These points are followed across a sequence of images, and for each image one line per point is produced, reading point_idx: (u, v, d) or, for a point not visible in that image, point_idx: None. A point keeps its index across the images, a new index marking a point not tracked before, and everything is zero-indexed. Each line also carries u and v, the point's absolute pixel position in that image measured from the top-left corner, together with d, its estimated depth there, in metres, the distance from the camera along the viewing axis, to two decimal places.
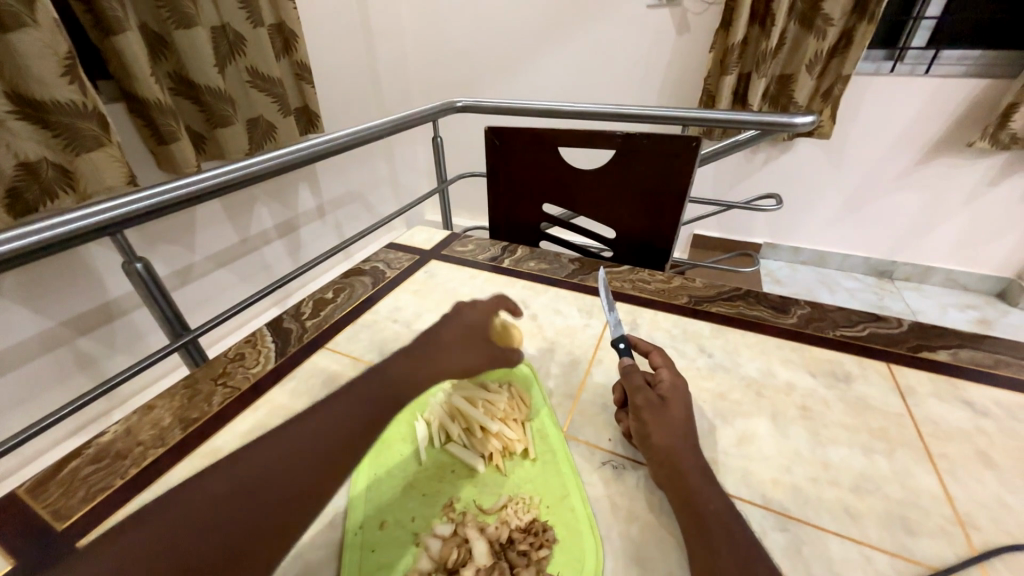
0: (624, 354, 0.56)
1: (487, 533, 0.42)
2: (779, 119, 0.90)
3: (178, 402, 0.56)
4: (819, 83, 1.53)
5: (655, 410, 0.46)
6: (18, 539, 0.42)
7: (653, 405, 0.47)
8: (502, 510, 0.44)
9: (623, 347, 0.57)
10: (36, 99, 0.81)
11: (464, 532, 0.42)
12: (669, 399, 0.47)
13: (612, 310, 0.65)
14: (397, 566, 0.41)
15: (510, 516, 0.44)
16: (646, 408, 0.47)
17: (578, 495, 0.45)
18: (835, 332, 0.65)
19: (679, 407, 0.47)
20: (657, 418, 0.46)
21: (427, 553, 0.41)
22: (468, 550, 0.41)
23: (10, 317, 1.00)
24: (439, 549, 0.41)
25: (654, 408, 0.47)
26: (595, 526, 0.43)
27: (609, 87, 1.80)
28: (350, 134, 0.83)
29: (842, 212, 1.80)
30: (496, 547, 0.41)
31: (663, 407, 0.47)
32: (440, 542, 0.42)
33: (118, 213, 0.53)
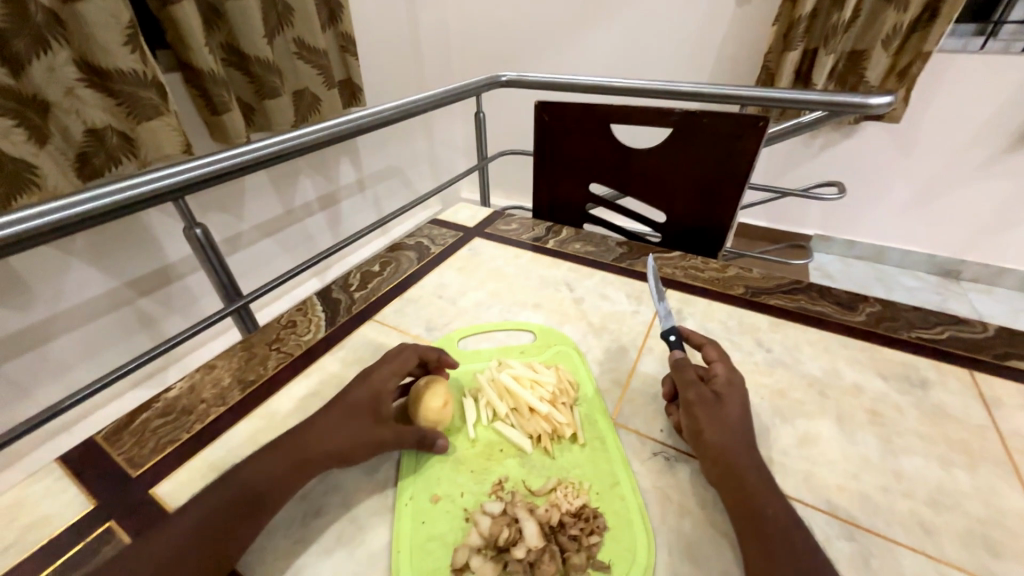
0: (675, 347, 0.53)
1: (537, 514, 0.41)
2: (848, 99, 0.81)
3: (236, 363, 0.59)
4: (894, 62, 1.39)
5: (709, 405, 0.45)
6: (99, 481, 0.45)
7: (706, 400, 0.45)
8: (551, 493, 0.44)
9: (674, 339, 0.54)
10: (102, 68, 0.84)
11: (513, 513, 0.42)
12: (724, 396, 0.45)
13: (662, 300, 0.61)
14: (448, 539, 0.41)
15: (560, 500, 0.43)
16: (698, 403, 0.45)
17: (630, 485, 0.44)
18: (910, 334, 0.61)
19: (733, 404, 0.45)
20: (710, 413, 0.44)
21: (476, 529, 0.41)
22: (518, 530, 0.40)
23: (81, 276, 1.07)
24: (489, 526, 0.41)
25: (709, 402, 0.45)
26: (647, 517, 0.42)
27: (658, 63, 1.70)
28: (396, 106, 0.83)
29: (911, 205, 1.66)
30: (547, 529, 0.40)
31: (717, 403, 0.45)
32: (490, 520, 0.41)
33: (178, 179, 0.55)
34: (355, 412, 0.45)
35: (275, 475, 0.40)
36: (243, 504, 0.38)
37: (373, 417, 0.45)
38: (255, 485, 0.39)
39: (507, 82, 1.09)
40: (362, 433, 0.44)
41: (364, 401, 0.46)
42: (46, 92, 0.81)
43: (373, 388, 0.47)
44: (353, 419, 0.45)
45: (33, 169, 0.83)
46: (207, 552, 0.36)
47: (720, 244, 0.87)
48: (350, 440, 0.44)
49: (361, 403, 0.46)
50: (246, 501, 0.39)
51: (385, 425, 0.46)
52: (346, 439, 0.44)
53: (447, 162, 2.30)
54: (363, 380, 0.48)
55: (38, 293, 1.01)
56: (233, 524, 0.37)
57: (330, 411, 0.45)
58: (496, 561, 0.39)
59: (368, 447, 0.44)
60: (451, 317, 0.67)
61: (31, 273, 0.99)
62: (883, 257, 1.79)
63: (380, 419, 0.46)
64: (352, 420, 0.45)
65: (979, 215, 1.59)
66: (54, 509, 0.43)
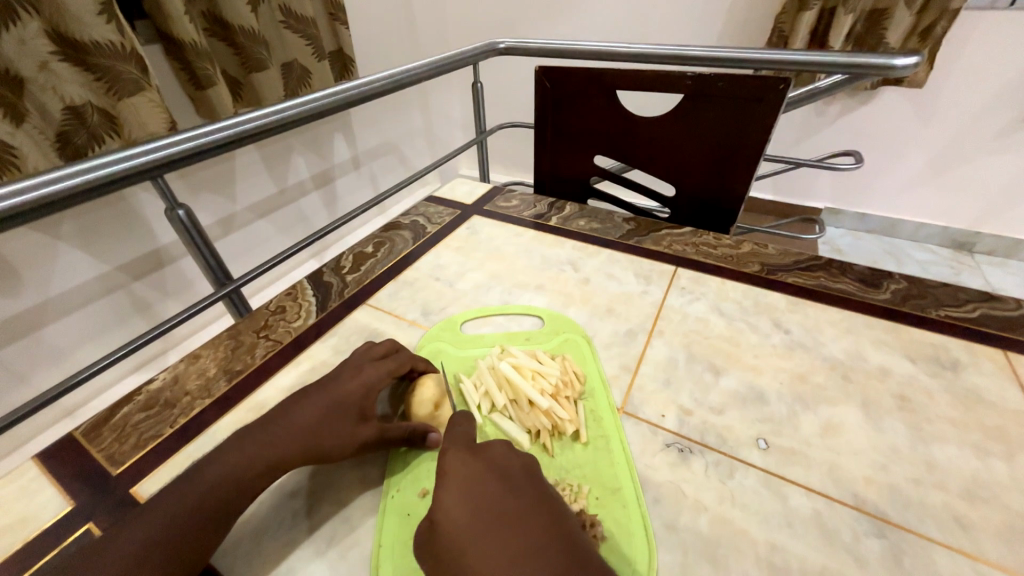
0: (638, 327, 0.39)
1: None
2: (871, 60, 0.74)
3: (222, 352, 0.55)
4: (917, 22, 1.29)
5: (461, 489, 0.35)
6: (78, 480, 0.43)
7: (461, 491, 0.35)
8: None
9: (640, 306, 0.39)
10: (76, 39, 0.78)
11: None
12: (488, 470, 0.37)
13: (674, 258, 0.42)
14: None
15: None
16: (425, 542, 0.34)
17: (633, 486, 0.41)
18: (939, 312, 0.57)
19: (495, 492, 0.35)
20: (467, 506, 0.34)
21: None
22: None
23: (70, 261, 1.03)
24: None
25: (464, 489, 0.35)
26: (649, 521, 0.39)
27: (665, 26, 1.60)
28: (389, 77, 0.76)
29: (923, 175, 1.59)
30: None
31: (471, 492, 0.35)
32: None
33: (154, 157, 0.49)
34: (337, 409, 0.43)
35: (248, 473, 0.38)
36: (212, 504, 0.36)
37: (356, 416, 0.43)
38: (226, 483, 0.37)
39: (505, 50, 1.02)
40: (343, 432, 0.42)
41: (348, 396, 0.44)
42: (18, 66, 0.76)
43: (359, 383, 0.45)
44: (333, 417, 0.42)
45: (12, 150, 0.79)
46: (171, 553, 0.34)
47: (732, 219, 0.82)
48: (331, 439, 0.41)
49: (345, 400, 0.43)
50: (216, 499, 0.36)
51: (368, 424, 0.43)
52: (327, 437, 0.41)
53: (445, 138, 2.22)
54: (346, 374, 0.46)
55: (25, 279, 0.98)
56: (198, 524, 0.35)
57: (310, 407, 0.42)
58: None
59: (348, 445, 0.41)
60: (449, 300, 0.64)
61: (16, 258, 0.95)
62: (895, 230, 1.73)
63: (362, 418, 0.43)
64: (333, 418, 0.42)
65: (999, 184, 1.50)
66: (30, 510, 0.41)
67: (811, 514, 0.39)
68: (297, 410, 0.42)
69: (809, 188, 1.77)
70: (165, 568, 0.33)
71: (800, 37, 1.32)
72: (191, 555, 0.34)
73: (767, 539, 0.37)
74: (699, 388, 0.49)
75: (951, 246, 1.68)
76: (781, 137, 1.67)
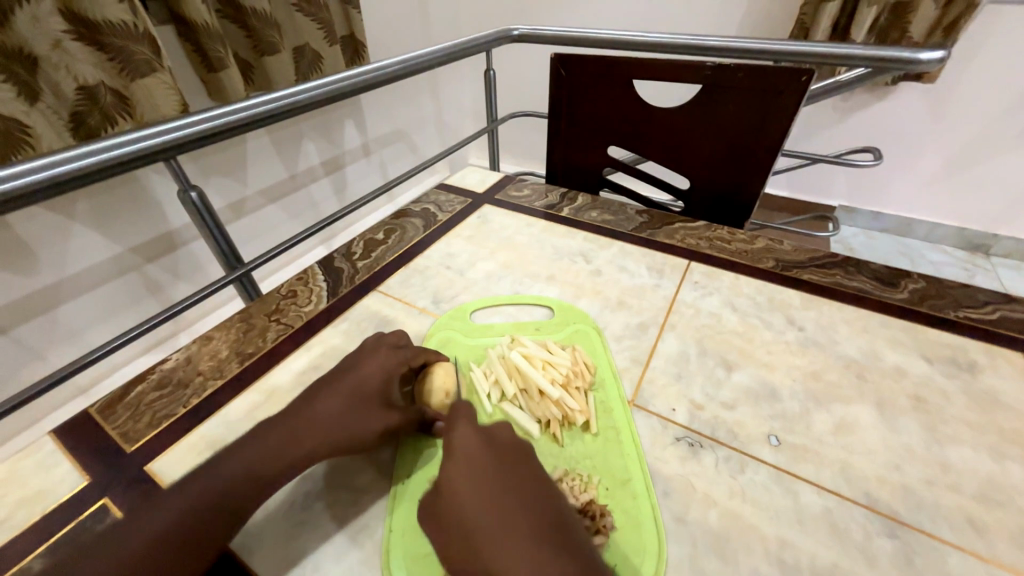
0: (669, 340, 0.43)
1: None
2: (895, 54, 0.72)
3: (234, 335, 0.56)
4: (942, 15, 1.25)
5: (465, 463, 0.36)
6: (93, 456, 0.43)
7: (465, 464, 0.36)
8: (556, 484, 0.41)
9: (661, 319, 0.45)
10: (88, 18, 0.77)
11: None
12: (491, 446, 0.38)
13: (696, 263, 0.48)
14: None
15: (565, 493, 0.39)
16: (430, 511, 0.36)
17: (642, 479, 0.41)
18: (958, 313, 0.56)
19: (497, 467, 0.36)
20: (468, 478, 0.35)
21: None
22: None
23: (84, 241, 1.04)
24: None
25: (467, 461, 0.36)
26: (659, 520, 0.38)
27: (682, 16, 1.57)
28: (403, 63, 0.76)
29: (942, 174, 1.55)
30: None
31: (474, 468, 0.36)
32: None
33: (168, 138, 0.49)
34: (358, 399, 0.43)
35: (269, 464, 0.38)
36: (235, 493, 0.36)
37: (379, 404, 0.43)
38: (248, 473, 0.37)
39: (519, 37, 1.00)
40: (368, 422, 0.42)
41: (368, 386, 0.43)
42: (32, 45, 0.76)
43: (378, 373, 0.44)
44: (356, 407, 0.42)
45: (25, 129, 0.79)
46: (194, 540, 0.34)
47: (746, 213, 0.81)
48: (356, 429, 0.41)
49: (365, 389, 0.43)
50: (237, 489, 0.37)
51: (392, 412, 0.43)
52: (352, 427, 0.41)
53: (455, 126, 2.21)
54: (363, 363, 0.46)
55: (40, 258, 0.99)
56: (217, 510, 0.35)
57: (330, 398, 0.42)
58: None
59: (374, 435, 0.42)
60: (459, 289, 0.63)
61: (31, 237, 0.96)
62: (910, 230, 1.70)
63: (386, 406, 0.43)
64: (355, 408, 0.42)
65: (1021, 185, 1.47)
66: (48, 483, 0.41)
67: (822, 511, 0.38)
68: (318, 401, 0.42)
69: (824, 185, 1.74)
70: (189, 554, 0.33)
71: (822, 29, 1.28)
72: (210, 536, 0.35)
73: (777, 535, 0.37)
74: (711, 382, 0.49)
75: (967, 248, 1.65)
76: (797, 132, 1.64)
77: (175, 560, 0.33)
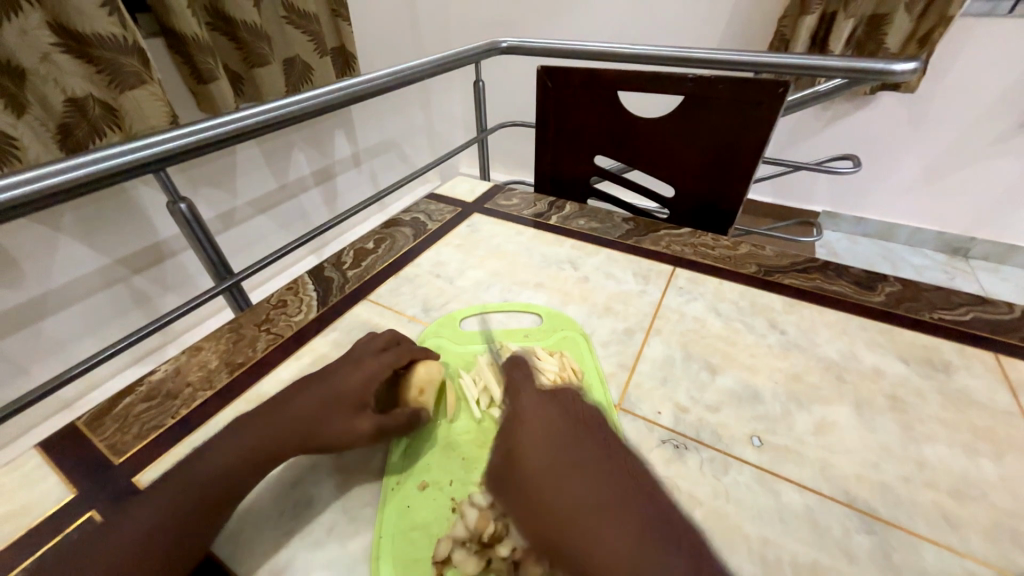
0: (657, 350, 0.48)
1: None
2: (870, 66, 0.74)
3: (223, 345, 0.56)
4: (915, 28, 1.30)
5: (533, 428, 0.37)
6: (80, 469, 0.43)
7: (531, 428, 0.37)
8: None
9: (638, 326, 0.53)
10: (77, 31, 0.78)
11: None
12: (557, 407, 0.39)
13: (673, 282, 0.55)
14: (433, 529, 0.40)
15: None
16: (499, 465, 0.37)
17: None
18: (933, 315, 0.57)
19: (563, 423, 0.37)
20: (536, 437, 0.36)
21: (462, 521, 0.39)
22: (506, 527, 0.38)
23: (70, 253, 1.03)
24: (475, 520, 0.38)
25: (536, 424, 0.38)
26: None
27: (667, 29, 1.61)
28: (391, 75, 0.76)
29: (921, 180, 1.60)
30: None
31: (540, 428, 0.37)
32: (477, 511, 0.39)
33: (156, 151, 0.50)
34: (336, 399, 0.43)
35: (252, 459, 0.39)
36: (217, 489, 0.37)
37: (354, 406, 0.43)
38: (231, 468, 0.38)
39: (507, 49, 1.02)
40: (342, 423, 0.42)
41: (347, 386, 0.44)
42: (19, 57, 0.76)
43: (359, 375, 0.45)
44: (332, 407, 0.43)
45: (12, 140, 0.79)
46: (178, 538, 0.34)
47: (730, 220, 0.83)
48: (330, 430, 0.42)
49: (344, 389, 0.44)
50: (220, 485, 0.37)
51: (366, 415, 0.43)
52: (327, 427, 0.42)
53: (445, 136, 2.23)
54: (347, 365, 0.46)
55: (25, 270, 0.98)
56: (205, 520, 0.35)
57: (310, 397, 0.43)
58: (480, 556, 0.37)
59: (345, 437, 0.42)
60: (449, 297, 0.64)
61: (16, 249, 0.96)
62: (891, 235, 1.75)
63: (361, 409, 0.43)
64: (332, 408, 0.43)
65: (995, 190, 1.52)
66: (33, 497, 0.41)
67: (803, 509, 0.39)
68: (298, 399, 0.43)
69: (807, 191, 1.79)
70: (176, 562, 0.34)
71: (801, 42, 1.33)
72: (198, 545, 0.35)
73: (760, 534, 0.38)
74: (695, 386, 0.50)
75: (947, 251, 1.69)
76: (780, 140, 1.68)
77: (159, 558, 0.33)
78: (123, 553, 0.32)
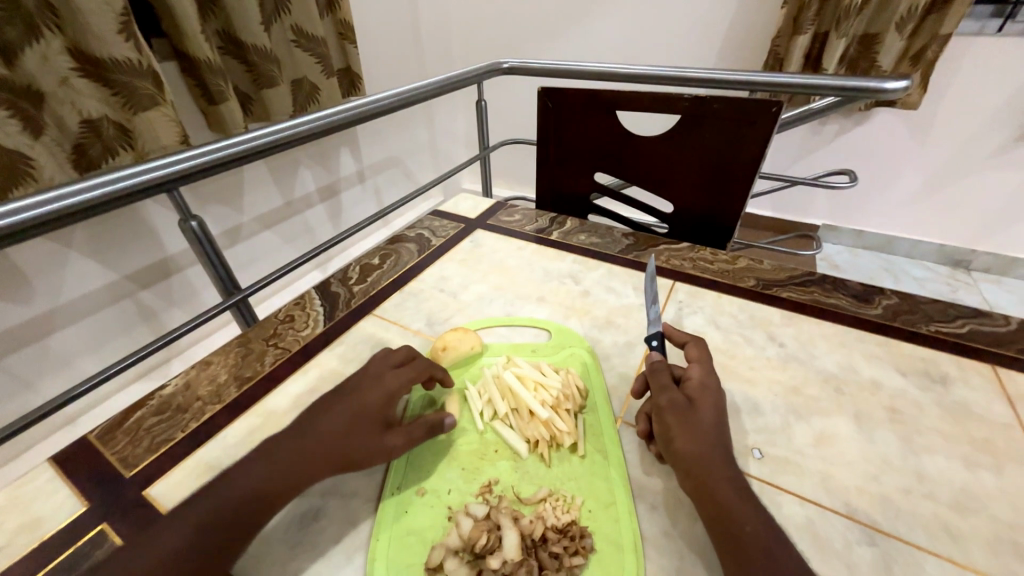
0: (656, 352, 0.51)
1: (520, 524, 0.39)
2: (862, 84, 0.76)
3: (232, 359, 0.57)
4: (909, 45, 1.33)
5: (673, 402, 0.43)
6: (92, 482, 0.44)
7: (678, 407, 0.43)
8: (540, 504, 0.41)
9: (655, 345, 0.52)
10: (95, 57, 0.81)
11: (496, 519, 0.39)
12: (698, 395, 0.44)
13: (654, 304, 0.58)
14: (427, 537, 0.40)
15: (548, 513, 0.40)
16: (670, 411, 0.42)
17: (624, 501, 0.42)
18: (930, 327, 0.58)
19: (708, 408, 0.43)
20: (679, 417, 0.42)
21: (456, 530, 0.39)
22: (498, 539, 0.37)
23: (80, 269, 1.06)
24: (469, 529, 0.38)
25: (680, 405, 0.43)
26: (639, 546, 0.39)
27: (664, 49, 1.65)
28: (396, 95, 0.79)
29: (918, 193, 1.62)
30: (528, 543, 0.38)
31: (690, 409, 0.42)
32: (471, 522, 0.39)
33: (169, 170, 0.52)
34: (361, 419, 0.44)
35: (271, 479, 0.39)
36: (239, 512, 0.37)
37: (381, 423, 0.45)
38: (252, 494, 0.38)
39: (508, 70, 1.05)
40: (371, 440, 0.43)
41: (370, 406, 0.45)
42: (39, 81, 0.79)
43: (380, 394, 0.46)
44: (360, 422, 0.44)
45: (28, 161, 0.81)
46: (198, 554, 0.35)
47: (728, 235, 0.85)
48: (361, 450, 0.43)
49: (368, 409, 0.45)
50: (238, 504, 0.37)
51: (395, 430, 0.45)
52: (356, 447, 0.42)
53: (448, 153, 2.27)
54: (366, 384, 0.47)
55: (36, 286, 1.00)
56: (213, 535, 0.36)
57: (334, 418, 0.44)
58: (471, 566, 0.37)
59: (372, 453, 0.43)
60: (453, 311, 0.65)
61: (28, 266, 0.98)
62: (891, 248, 1.76)
63: (388, 426, 0.45)
64: (359, 429, 0.43)
65: (993, 203, 1.53)
66: (46, 510, 0.42)
67: (804, 521, 0.40)
68: (322, 421, 0.43)
69: (805, 205, 1.80)
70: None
71: (796, 60, 1.36)
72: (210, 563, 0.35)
73: None
74: None
75: (947, 264, 1.70)
76: (778, 155, 1.71)
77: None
78: (144, 570, 0.33)
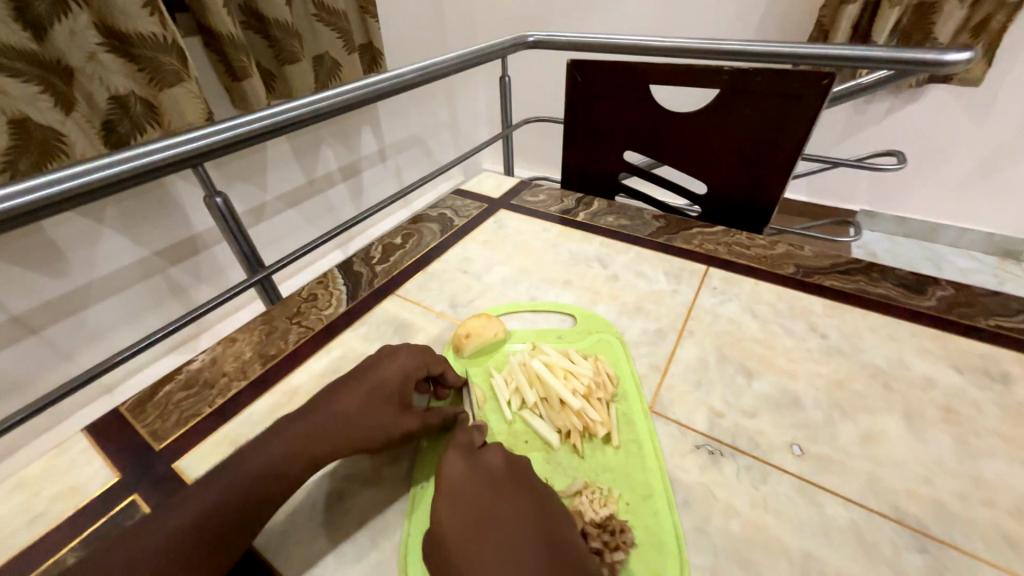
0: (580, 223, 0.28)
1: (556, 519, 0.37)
2: (917, 55, 0.69)
3: (257, 337, 0.57)
4: (970, 14, 1.22)
5: (453, 497, 0.36)
6: (124, 454, 0.45)
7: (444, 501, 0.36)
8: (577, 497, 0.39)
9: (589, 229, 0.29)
10: (122, 32, 0.81)
11: None
12: (457, 483, 0.37)
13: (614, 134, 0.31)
14: None
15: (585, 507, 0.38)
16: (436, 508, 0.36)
17: (665, 502, 0.40)
18: (990, 322, 0.54)
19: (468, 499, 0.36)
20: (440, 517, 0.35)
21: None
22: None
23: (111, 244, 1.08)
24: None
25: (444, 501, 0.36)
26: (682, 546, 0.37)
27: (697, 20, 1.56)
28: (419, 70, 0.76)
29: (970, 178, 1.51)
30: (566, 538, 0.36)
31: (450, 502, 0.36)
32: None
33: (193, 148, 0.50)
34: (376, 397, 0.44)
35: (297, 460, 0.39)
36: (262, 486, 0.37)
37: (397, 402, 0.44)
38: (274, 466, 0.38)
39: (534, 43, 1.00)
40: (384, 419, 0.43)
41: (387, 384, 0.45)
42: (69, 57, 0.79)
43: (395, 371, 0.45)
44: (373, 402, 0.43)
45: (61, 138, 0.82)
46: (226, 533, 0.35)
47: (765, 219, 0.80)
48: (371, 429, 0.42)
49: (384, 387, 0.44)
50: (265, 485, 0.37)
51: (410, 409, 0.44)
52: (366, 424, 0.42)
53: (469, 132, 2.23)
54: (381, 363, 0.46)
55: (70, 261, 1.03)
56: (241, 513, 0.36)
57: (350, 397, 0.43)
58: None
59: (384, 432, 0.42)
60: (476, 294, 0.64)
61: (62, 241, 1.00)
62: (935, 235, 1.66)
63: (404, 403, 0.44)
64: (374, 408, 0.43)
65: None
66: (81, 479, 0.43)
67: (848, 524, 0.37)
68: (338, 399, 0.43)
69: (844, 190, 1.71)
70: (221, 553, 0.34)
71: (843, 32, 1.26)
72: (239, 541, 0.35)
73: (801, 548, 0.36)
74: (732, 390, 0.48)
75: (997, 254, 1.60)
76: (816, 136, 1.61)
77: (207, 548, 0.34)
78: (172, 547, 0.33)
